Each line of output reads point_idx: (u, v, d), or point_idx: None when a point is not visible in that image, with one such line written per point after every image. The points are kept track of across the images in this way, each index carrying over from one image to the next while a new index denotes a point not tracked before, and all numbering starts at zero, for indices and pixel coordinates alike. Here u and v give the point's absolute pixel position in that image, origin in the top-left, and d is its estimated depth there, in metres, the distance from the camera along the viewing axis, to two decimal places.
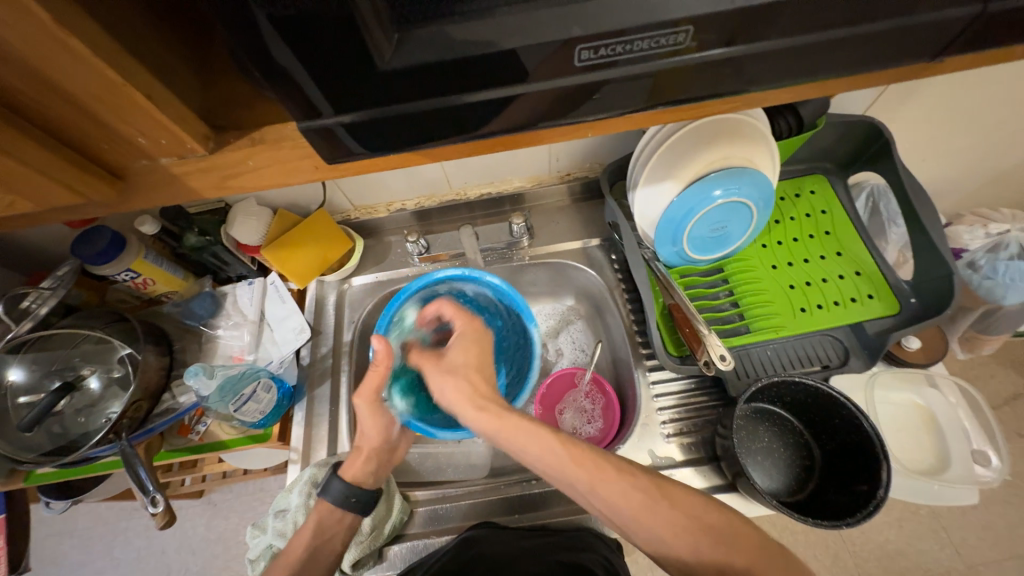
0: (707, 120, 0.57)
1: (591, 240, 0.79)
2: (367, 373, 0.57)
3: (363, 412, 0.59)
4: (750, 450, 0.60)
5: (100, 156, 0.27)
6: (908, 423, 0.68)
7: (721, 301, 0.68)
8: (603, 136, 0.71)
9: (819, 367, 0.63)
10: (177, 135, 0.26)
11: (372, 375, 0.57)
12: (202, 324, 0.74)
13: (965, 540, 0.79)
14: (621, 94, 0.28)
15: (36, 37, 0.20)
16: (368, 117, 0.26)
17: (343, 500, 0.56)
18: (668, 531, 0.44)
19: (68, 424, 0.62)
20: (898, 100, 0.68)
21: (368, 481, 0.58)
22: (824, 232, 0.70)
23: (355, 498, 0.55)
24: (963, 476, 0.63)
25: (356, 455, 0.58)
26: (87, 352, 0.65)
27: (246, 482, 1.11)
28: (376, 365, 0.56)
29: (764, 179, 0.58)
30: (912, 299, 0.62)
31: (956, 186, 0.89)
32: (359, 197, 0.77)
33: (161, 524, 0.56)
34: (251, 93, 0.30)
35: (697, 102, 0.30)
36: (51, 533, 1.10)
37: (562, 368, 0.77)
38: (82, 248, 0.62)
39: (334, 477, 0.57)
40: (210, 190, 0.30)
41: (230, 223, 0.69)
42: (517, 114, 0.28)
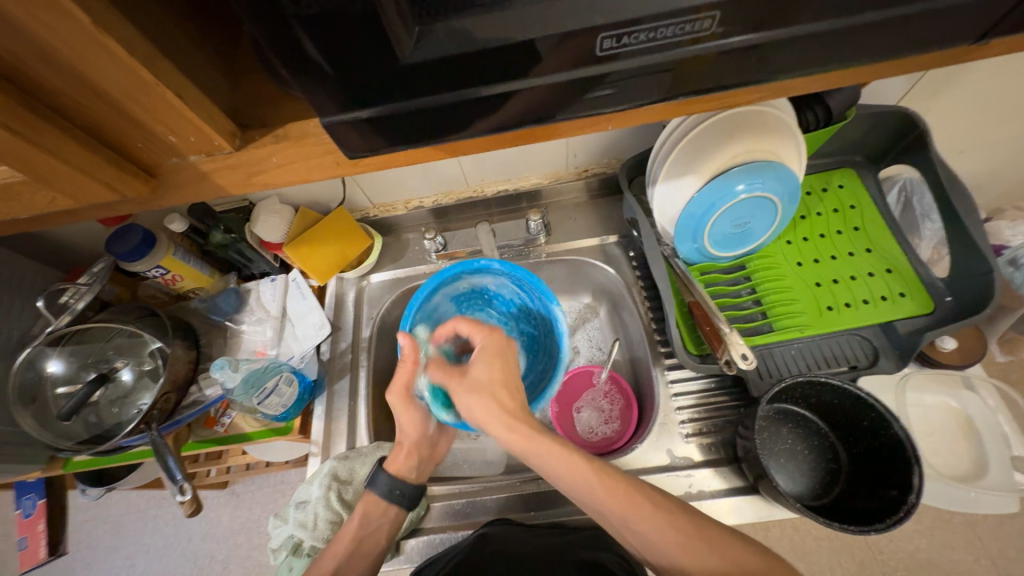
0: (731, 113, 0.56)
1: (609, 237, 0.78)
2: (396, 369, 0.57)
3: (398, 410, 0.59)
4: (772, 451, 0.59)
5: (134, 154, 0.28)
6: (943, 427, 0.65)
7: (743, 299, 0.66)
8: (621, 131, 0.70)
9: (846, 368, 0.61)
10: (206, 133, 0.27)
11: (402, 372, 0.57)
12: (227, 319, 0.76)
13: (1003, 551, 0.75)
14: (642, 85, 0.28)
15: (75, 38, 0.21)
16: (389, 112, 0.27)
17: (388, 492, 0.57)
18: (675, 534, 0.45)
19: (103, 414, 0.64)
20: (933, 89, 0.65)
21: (411, 476, 0.60)
22: (852, 228, 0.68)
23: (401, 492, 0.57)
24: (1001, 483, 0.59)
25: (398, 449, 0.60)
26: (120, 345, 0.68)
27: (268, 474, 1.14)
28: (404, 361, 0.57)
29: (790, 174, 0.56)
30: (948, 297, 0.60)
31: (996, 180, 0.85)
32: (378, 194, 0.78)
33: (189, 512, 0.57)
34: (276, 91, 0.31)
35: (722, 91, 0.29)
36: (87, 518, 1.15)
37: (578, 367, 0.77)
38: (116, 245, 0.65)
39: (380, 470, 0.59)
40: (237, 187, 0.31)
41: (254, 221, 0.71)
42: (537, 107, 0.28)
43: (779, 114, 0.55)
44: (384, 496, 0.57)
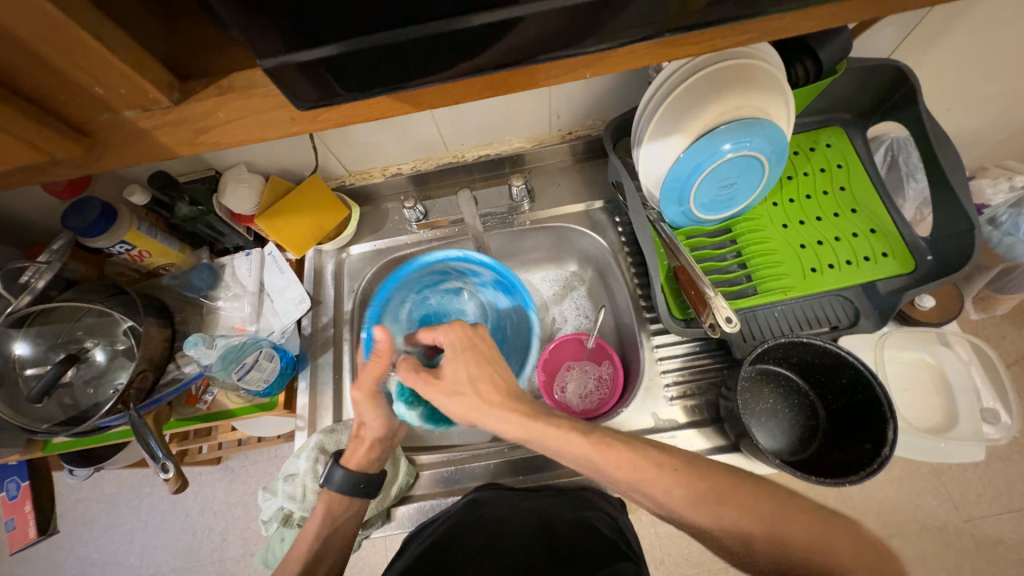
0: (719, 66, 0.53)
1: (595, 203, 0.76)
2: (367, 364, 0.52)
3: (362, 405, 0.54)
4: (753, 411, 0.60)
5: (59, 109, 0.25)
6: (917, 382, 0.67)
7: (728, 263, 0.65)
8: (605, 89, 0.67)
9: (827, 328, 0.62)
10: (138, 84, 0.24)
11: (371, 368, 0.52)
12: (202, 295, 0.73)
13: (965, 495, 0.80)
14: (620, 19, 0.26)
15: None
16: (349, 49, 0.24)
17: (353, 488, 0.55)
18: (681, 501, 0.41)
19: (78, 396, 0.62)
20: (925, 40, 0.63)
21: (374, 468, 0.57)
22: (838, 187, 0.67)
23: (365, 485, 0.55)
24: (968, 434, 0.62)
25: (359, 444, 0.56)
26: (90, 325, 0.65)
27: (261, 449, 1.14)
28: (378, 357, 0.51)
29: (779, 132, 0.54)
30: (929, 256, 0.60)
31: (982, 138, 0.84)
32: (353, 161, 0.74)
33: (174, 488, 0.57)
34: (218, 37, 0.28)
35: (703, 28, 0.27)
36: (80, 499, 1.15)
37: (570, 338, 0.73)
38: (72, 220, 0.61)
39: (335, 466, 0.56)
40: (183, 146, 0.28)
41: (221, 191, 0.67)
42: (503, 47, 0.26)
43: (770, 67, 0.53)
44: (347, 492, 0.55)
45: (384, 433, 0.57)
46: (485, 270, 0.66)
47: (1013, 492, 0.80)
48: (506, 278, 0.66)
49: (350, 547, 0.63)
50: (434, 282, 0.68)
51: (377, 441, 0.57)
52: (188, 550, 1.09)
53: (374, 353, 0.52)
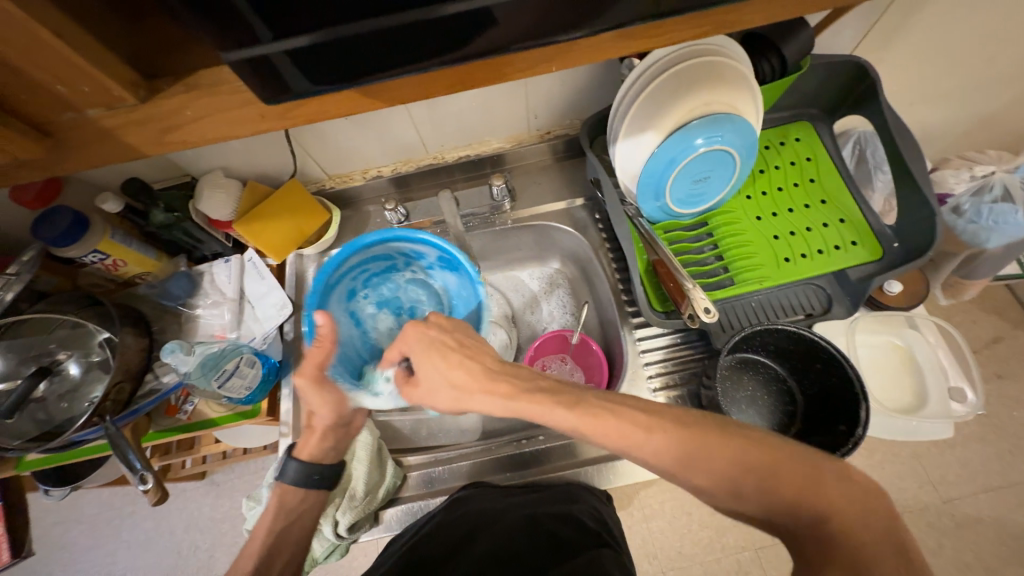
0: (688, 64, 0.54)
1: (576, 201, 0.77)
2: (309, 351, 0.52)
3: (309, 395, 0.53)
4: (735, 399, 0.61)
5: (19, 108, 0.25)
6: (890, 365, 0.69)
7: (705, 255, 0.67)
8: (580, 88, 0.68)
9: (802, 316, 0.64)
10: (101, 82, 0.24)
11: (312, 355, 0.52)
12: (179, 303, 0.72)
13: (943, 477, 0.82)
14: (581, 12, 0.26)
15: None
16: (310, 43, 0.25)
17: (304, 478, 0.55)
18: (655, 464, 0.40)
19: (51, 411, 0.61)
20: (883, 37, 0.66)
21: (327, 458, 0.56)
22: (808, 179, 0.69)
23: (318, 476, 0.55)
24: (938, 412, 0.64)
25: (309, 434, 0.55)
26: (62, 338, 0.63)
27: (247, 461, 1.12)
28: (320, 342, 0.51)
29: (748, 126, 0.56)
30: (896, 243, 0.62)
31: (942, 131, 0.87)
32: (333, 164, 0.74)
33: (153, 500, 0.56)
34: (182, 35, 0.28)
35: (660, 20, 0.28)
36: (58, 521, 1.11)
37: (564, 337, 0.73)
38: (43, 229, 0.59)
39: (289, 458, 0.56)
40: (150, 146, 0.28)
41: (197, 197, 0.66)
42: (466, 41, 0.27)
43: (736, 64, 0.55)
44: (299, 482, 0.54)
45: (336, 420, 0.55)
46: (428, 249, 0.65)
47: (988, 471, 0.82)
48: (448, 255, 0.65)
49: (338, 550, 0.63)
50: (379, 267, 0.68)
51: (330, 429, 0.56)
52: (174, 567, 1.06)
53: (316, 338, 0.52)
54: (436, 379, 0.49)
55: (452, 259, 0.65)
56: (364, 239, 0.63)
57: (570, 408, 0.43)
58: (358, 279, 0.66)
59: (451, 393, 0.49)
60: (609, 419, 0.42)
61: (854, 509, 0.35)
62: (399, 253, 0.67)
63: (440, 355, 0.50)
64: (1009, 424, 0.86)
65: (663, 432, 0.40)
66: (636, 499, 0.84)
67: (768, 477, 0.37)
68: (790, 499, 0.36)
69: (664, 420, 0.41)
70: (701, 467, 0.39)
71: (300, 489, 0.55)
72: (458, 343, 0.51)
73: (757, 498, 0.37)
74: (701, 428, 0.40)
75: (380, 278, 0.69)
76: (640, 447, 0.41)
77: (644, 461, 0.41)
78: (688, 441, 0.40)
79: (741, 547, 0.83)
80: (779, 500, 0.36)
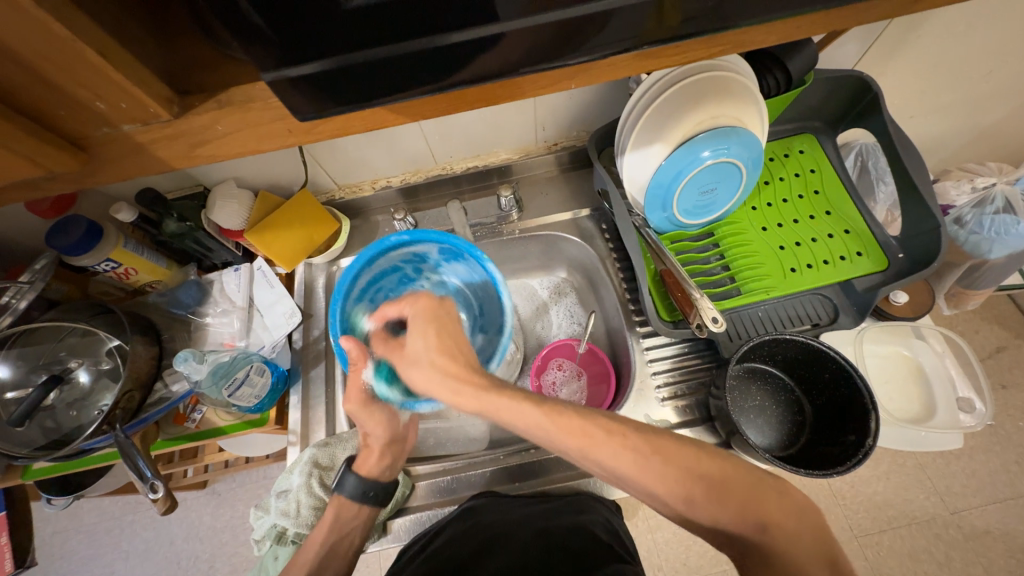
0: (694, 79, 0.55)
1: (582, 211, 0.78)
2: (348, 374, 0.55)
3: (359, 416, 0.57)
4: (743, 409, 0.61)
5: (58, 124, 0.26)
6: (897, 375, 0.69)
7: (712, 265, 0.68)
8: (588, 102, 0.69)
9: (809, 325, 0.64)
10: (139, 99, 0.25)
11: (352, 376, 0.55)
12: (189, 312, 0.73)
13: (950, 488, 0.82)
14: (600, 33, 0.28)
15: None
16: (335, 66, 0.26)
17: (361, 495, 0.56)
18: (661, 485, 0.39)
19: (60, 419, 0.61)
20: (884, 53, 0.67)
21: (384, 475, 0.58)
22: (813, 191, 0.70)
23: (373, 494, 0.56)
24: (947, 422, 0.65)
25: (367, 453, 0.57)
26: (73, 345, 0.64)
27: (249, 470, 1.11)
28: (353, 365, 0.54)
29: (754, 138, 0.57)
30: (900, 254, 0.63)
31: (943, 144, 0.89)
32: (343, 175, 0.75)
33: (162, 510, 0.56)
34: (215, 55, 0.29)
35: (677, 41, 0.29)
36: (57, 530, 1.10)
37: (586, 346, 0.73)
38: (57, 238, 0.60)
39: (348, 472, 0.57)
40: (180, 159, 0.29)
41: (209, 207, 0.67)
42: (491, 61, 0.28)
43: (742, 78, 0.56)
44: (356, 498, 0.56)
45: (391, 436, 0.59)
46: (430, 246, 0.66)
47: (994, 482, 0.82)
48: (451, 245, 0.65)
49: None
50: (391, 282, 0.68)
51: (386, 446, 0.58)
52: None
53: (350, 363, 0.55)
54: (416, 359, 0.49)
55: (456, 250, 0.65)
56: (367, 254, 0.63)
57: (547, 413, 0.42)
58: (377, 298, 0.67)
59: (423, 372, 0.49)
60: (587, 427, 0.41)
61: (796, 526, 0.36)
62: (407, 260, 0.68)
63: (427, 335, 0.50)
64: (1015, 435, 0.85)
65: (625, 437, 0.40)
66: (641, 509, 0.84)
67: (720, 488, 0.38)
68: (741, 510, 0.37)
69: (625, 424, 0.41)
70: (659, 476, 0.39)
71: (354, 504, 0.56)
72: (449, 326, 0.51)
73: (710, 512, 0.38)
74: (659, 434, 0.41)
75: (396, 293, 0.70)
76: (633, 466, 0.40)
77: (612, 471, 0.40)
78: (648, 449, 0.40)
79: None
80: (729, 513, 0.37)
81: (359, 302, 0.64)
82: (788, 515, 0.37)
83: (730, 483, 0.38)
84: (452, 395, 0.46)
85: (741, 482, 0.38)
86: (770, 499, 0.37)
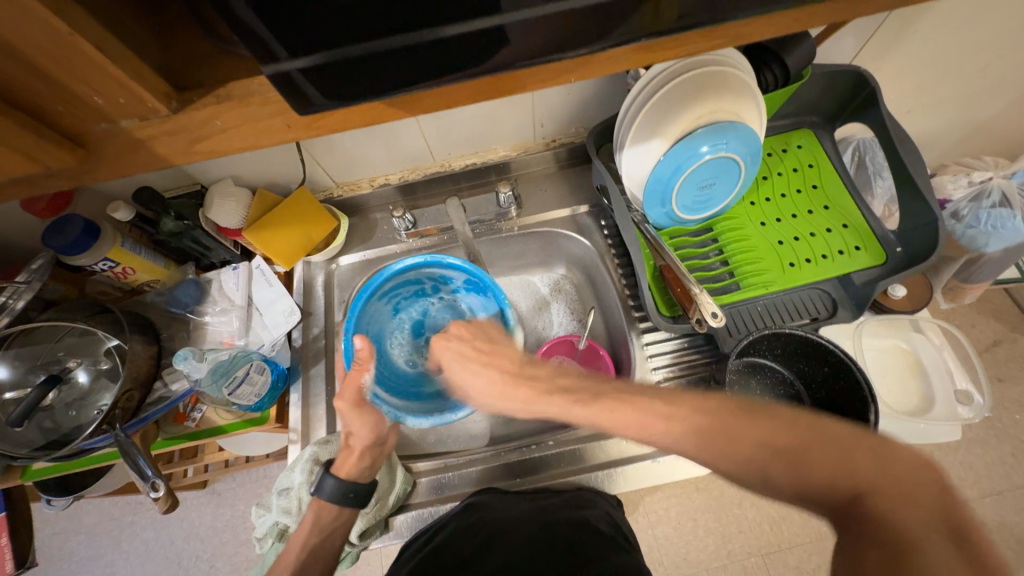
0: (692, 73, 0.55)
1: (580, 207, 0.78)
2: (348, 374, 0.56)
3: (348, 415, 0.57)
4: (743, 403, 0.61)
5: (55, 120, 0.26)
6: (896, 368, 0.69)
7: (711, 261, 0.68)
8: (586, 98, 0.69)
9: (808, 320, 0.64)
10: (138, 94, 0.25)
11: (352, 375, 0.57)
12: (188, 311, 0.73)
13: (947, 480, 0.82)
14: (600, 27, 0.28)
15: None
16: (329, 59, 0.25)
17: (341, 496, 0.55)
18: None
19: (59, 419, 0.60)
20: (881, 48, 0.67)
21: (363, 477, 0.56)
22: (811, 186, 0.70)
23: (353, 495, 0.55)
24: (945, 415, 0.65)
25: (349, 453, 0.57)
26: (72, 345, 0.63)
27: (249, 470, 1.11)
28: (359, 364, 0.55)
29: (752, 134, 0.57)
30: (899, 248, 0.63)
31: (940, 138, 0.89)
32: (341, 173, 0.75)
33: (164, 508, 0.56)
34: (214, 50, 0.29)
35: (675, 36, 0.30)
36: (56, 531, 1.10)
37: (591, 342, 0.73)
38: (53, 238, 0.60)
39: (328, 475, 0.56)
40: (179, 155, 0.29)
41: (207, 205, 0.67)
42: (491, 55, 0.28)
43: (740, 73, 0.56)
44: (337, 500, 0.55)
45: (373, 440, 0.58)
46: (457, 274, 0.67)
47: (991, 474, 0.83)
48: (476, 279, 0.66)
49: (349, 559, 0.62)
50: (407, 293, 0.70)
51: (367, 448, 0.58)
52: None
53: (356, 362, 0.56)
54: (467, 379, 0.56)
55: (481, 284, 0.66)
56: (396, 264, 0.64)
57: (587, 403, 0.46)
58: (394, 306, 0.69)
59: (475, 390, 0.55)
60: (628, 409, 0.44)
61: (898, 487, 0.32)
62: (429, 277, 0.69)
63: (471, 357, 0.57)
64: (1012, 427, 0.86)
65: (686, 417, 0.41)
66: (641, 505, 0.84)
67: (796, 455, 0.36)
68: (826, 477, 0.34)
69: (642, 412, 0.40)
70: (728, 450, 0.38)
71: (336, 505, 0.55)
72: (487, 349, 0.58)
73: (792, 482, 0.35)
74: (725, 406, 0.41)
75: (407, 303, 0.70)
76: None
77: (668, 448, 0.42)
78: (711, 426, 0.40)
79: (747, 553, 0.83)
80: (813, 482, 0.34)
81: (374, 304, 0.65)
82: (894, 481, 0.32)
83: (812, 452, 0.35)
84: (516, 409, 0.52)
85: (825, 449, 0.35)
86: (867, 466, 0.33)
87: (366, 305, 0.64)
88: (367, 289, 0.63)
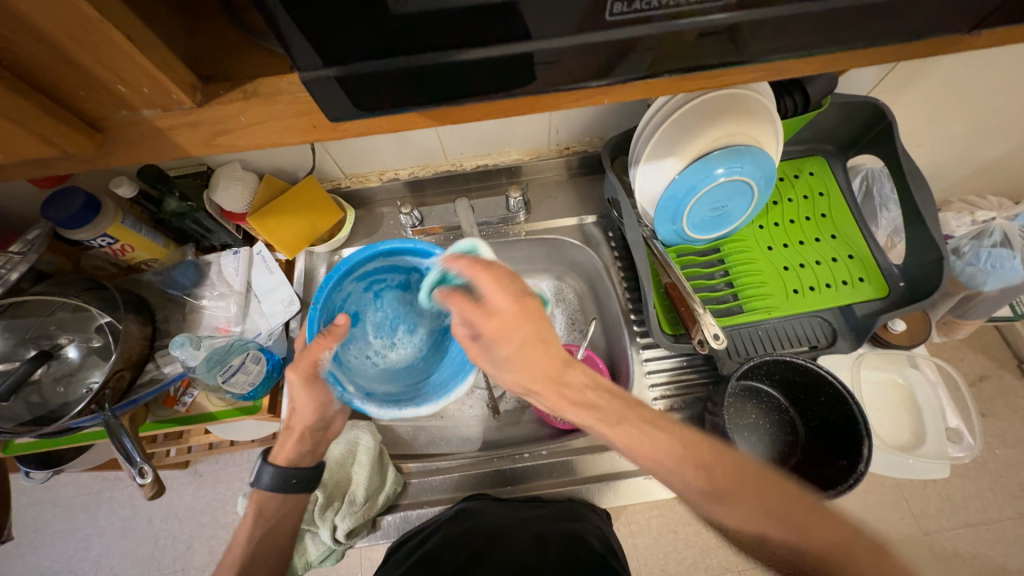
0: (714, 94, 0.55)
1: (588, 217, 0.78)
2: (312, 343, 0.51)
3: (296, 389, 0.52)
4: (739, 426, 0.62)
5: (74, 104, 0.25)
6: (889, 402, 0.70)
7: (716, 281, 0.68)
8: (604, 109, 0.69)
9: (806, 347, 0.65)
10: (162, 85, 0.24)
11: (313, 347, 0.51)
12: (185, 293, 0.72)
13: (925, 510, 0.83)
14: (636, 57, 0.27)
15: None
16: (353, 74, 0.25)
17: (281, 482, 0.54)
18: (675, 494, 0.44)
19: (47, 394, 0.59)
20: (900, 82, 0.67)
21: (303, 461, 0.56)
22: (819, 214, 0.71)
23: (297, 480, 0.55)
24: (936, 452, 0.66)
25: (288, 434, 0.55)
26: (64, 320, 0.62)
27: (233, 453, 1.10)
28: (325, 335, 0.51)
29: (768, 159, 0.57)
30: (901, 282, 0.64)
31: (947, 174, 0.90)
32: (350, 164, 0.74)
33: (149, 495, 0.54)
34: (242, 42, 0.28)
35: (709, 70, 0.29)
36: (32, 502, 1.08)
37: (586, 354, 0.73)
38: (53, 210, 0.58)
39: (265, 463, 0.56)
40: (198, 148, 0.28)
41: (213, 187, 0.66)
42: (527, 75, 0.27)
43: (762, 98, 0.56)
44: None
45: (314, 422, 0.55)
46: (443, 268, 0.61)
47: (968, 507, 0.84)
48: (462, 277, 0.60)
49: (334, 555, 0.62)
50: (394, 280, 0.63)
51: (308, 432, 0.55)
52: (150, 559, 1.04)
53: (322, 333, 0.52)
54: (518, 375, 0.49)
55: None
56: (378, 245, 0.59)
57: None
58: (371, 292, 0.63)
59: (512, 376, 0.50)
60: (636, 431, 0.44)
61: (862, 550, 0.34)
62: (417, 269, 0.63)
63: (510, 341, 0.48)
64: (992, 462, 0.87)
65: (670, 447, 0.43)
66: (624, 514, 0.85)
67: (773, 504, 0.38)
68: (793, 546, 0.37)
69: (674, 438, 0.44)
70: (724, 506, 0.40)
71: None
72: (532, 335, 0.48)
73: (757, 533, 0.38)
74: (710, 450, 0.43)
75: (391, 293, 0.64)
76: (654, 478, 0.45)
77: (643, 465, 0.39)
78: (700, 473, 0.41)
79: (725, 568, 0.83)
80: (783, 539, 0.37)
81: (351, 284, 0.60)
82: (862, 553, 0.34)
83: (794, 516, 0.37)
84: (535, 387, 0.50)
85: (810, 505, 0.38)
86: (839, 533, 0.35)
87: (339, 287, 0.59)
88: (347, 263, 0.58)
